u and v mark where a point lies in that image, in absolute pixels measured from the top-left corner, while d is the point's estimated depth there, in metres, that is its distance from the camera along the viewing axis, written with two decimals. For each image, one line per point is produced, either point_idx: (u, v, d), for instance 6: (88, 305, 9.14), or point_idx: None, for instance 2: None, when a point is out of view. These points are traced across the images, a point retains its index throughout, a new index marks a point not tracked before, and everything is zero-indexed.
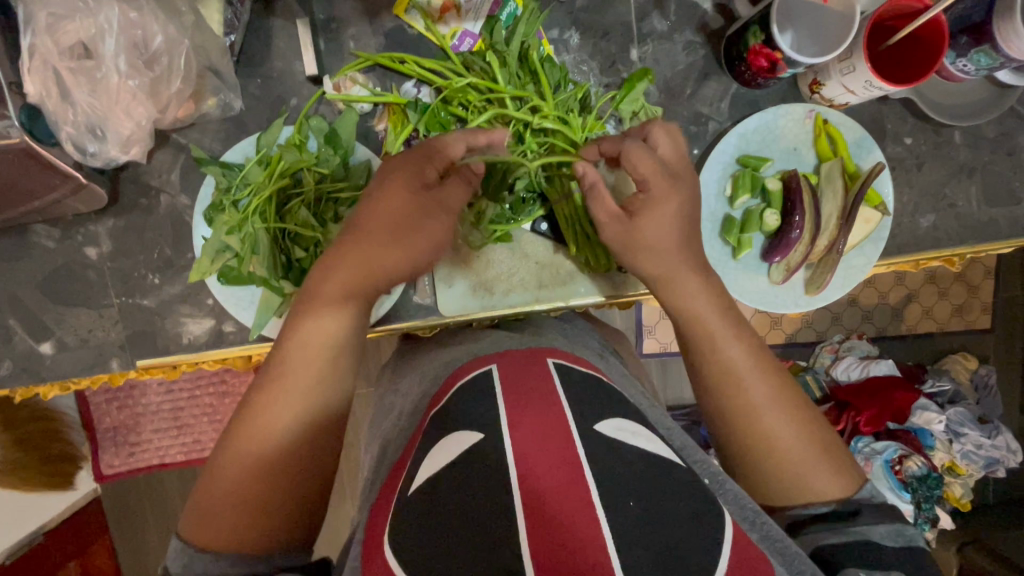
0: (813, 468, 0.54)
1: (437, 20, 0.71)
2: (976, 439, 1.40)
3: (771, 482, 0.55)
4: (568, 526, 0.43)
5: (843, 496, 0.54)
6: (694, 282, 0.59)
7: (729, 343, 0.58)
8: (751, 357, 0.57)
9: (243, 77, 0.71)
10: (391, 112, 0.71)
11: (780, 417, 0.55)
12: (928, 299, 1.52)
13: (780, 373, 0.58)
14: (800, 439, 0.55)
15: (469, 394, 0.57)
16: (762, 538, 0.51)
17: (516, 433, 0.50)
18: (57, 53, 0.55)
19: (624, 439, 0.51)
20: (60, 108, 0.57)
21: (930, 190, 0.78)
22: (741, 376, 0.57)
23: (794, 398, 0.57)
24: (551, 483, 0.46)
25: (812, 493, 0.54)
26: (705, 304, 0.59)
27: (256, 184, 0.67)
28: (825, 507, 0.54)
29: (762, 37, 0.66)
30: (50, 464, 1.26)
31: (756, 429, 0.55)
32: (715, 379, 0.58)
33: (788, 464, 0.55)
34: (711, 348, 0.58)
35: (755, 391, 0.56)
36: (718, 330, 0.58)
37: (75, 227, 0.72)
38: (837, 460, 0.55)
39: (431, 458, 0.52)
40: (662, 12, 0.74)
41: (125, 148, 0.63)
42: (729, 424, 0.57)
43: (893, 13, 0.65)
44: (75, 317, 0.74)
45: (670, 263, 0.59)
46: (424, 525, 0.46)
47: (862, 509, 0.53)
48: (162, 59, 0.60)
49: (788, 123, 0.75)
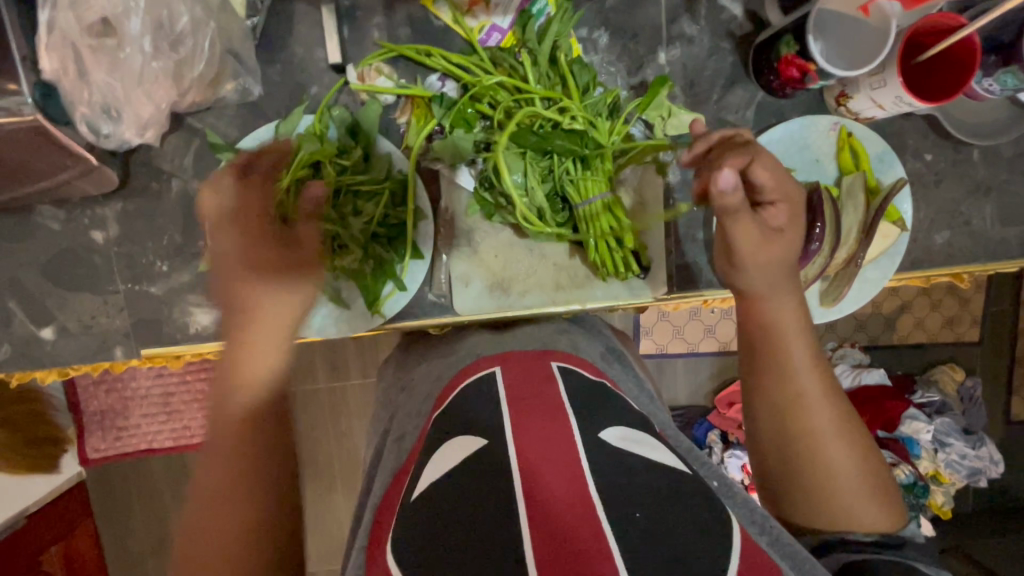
0: (861, 497, 0.52)
1: (466, 12, 0.68)
2: (961, 449, 1.45)
3: (813, 509, 0.54)
4: (572, 528, 0.42)
5: (889, 530, 0.52)
6: (780, 299, 0.57)
7: (799, 365, 0.56)
8: (823, 383, 0.55)
9: (263, 62, 0.69)
10: (414, 105, 0.70)
11: (837, 445, 0.53)
12: (919, 311, 1.54)
13: (843, 398, 0.56)
14: (853, 466, 0.53)
15: (488, 390, 0.57)
16: (771, 543, 0.50)
17: (520, 441, 0.49)
18: (79, 30, 0.53)
19: (630, 449, 0.50)
20: (76, 87, 0.55)
21: (946, 207, 0.79)
22: (807, 401, 0.55)
23: (854, 429, 0.55)
24: (557, 490, 0.45)
25: (857, 522, 0.52)
26: (788, 320, 0.57)
27: (274, 173, 0.66)
28: (870, 537, 0.52)
29: (796, 48, 0.66)
30: (36, 447, 1.22)
31: (813, 454, 0.53)
32: (782, 400, 0.55)
33: (837, 495, 0.53)
34: (786, 369, 0.56)
35: (819, 414, 0.54)
36: (794, 353, 0.56)
37: (81, 209, 0.70)
38: (884, 492, 0.54)
39: (440, 457, 0.51)
40: (693, 16, 0.73)
41: (141, 131, 0.61)
42: (788, 442, 0.55)
43: (926, 29, 0.64)
44: (79, 302, 0.71)
45: (768, 281, 0.57)
46: (448, 516, 0.45)
47: (907, 544, 0.51)
48: (187, 41, 0.58)
49: (814, 135, 0.74)
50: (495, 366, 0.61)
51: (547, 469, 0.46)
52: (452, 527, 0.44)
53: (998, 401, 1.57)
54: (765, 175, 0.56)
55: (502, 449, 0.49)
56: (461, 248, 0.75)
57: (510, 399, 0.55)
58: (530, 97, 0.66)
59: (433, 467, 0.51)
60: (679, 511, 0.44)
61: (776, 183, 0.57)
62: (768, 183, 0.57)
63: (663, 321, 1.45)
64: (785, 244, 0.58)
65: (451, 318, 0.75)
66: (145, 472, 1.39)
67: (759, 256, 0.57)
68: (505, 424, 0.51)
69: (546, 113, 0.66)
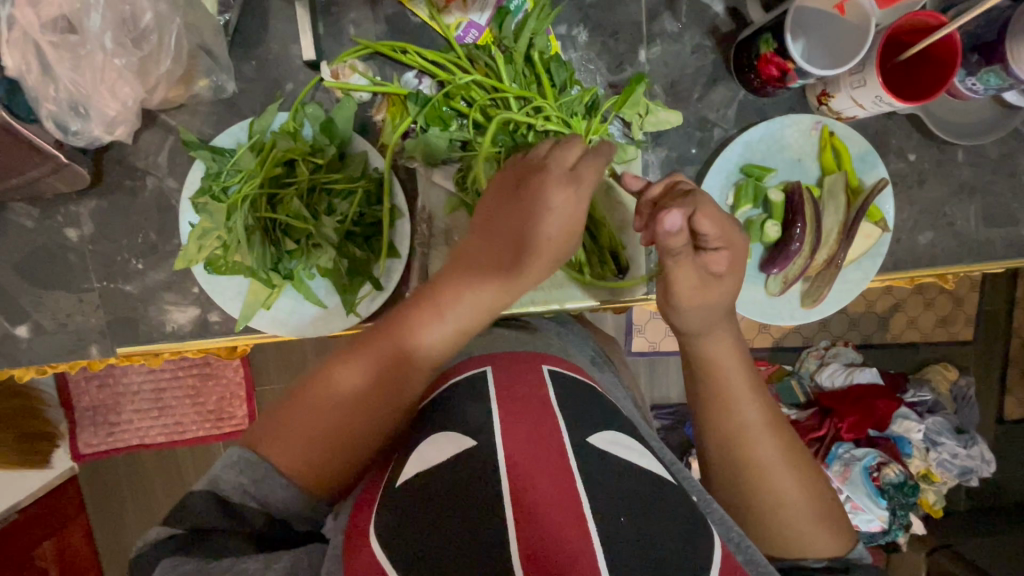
0: (810, 525, 0.52)
1: (442, 9, 0.67)
2: (953, 448, 1.44)
3: (764, 538, 0.53)
4: (560, 536, 0.41)
5: (839, 553, 0.52)
6: (720, 334, 0.57)
7: (741, 399, 0.56)
8: (764, 413, 0.55)
9: (238, 58, 0.68)
10: (390, 102, 0.69)
11: (782, 475, 0.53)
12: (912, 310, 1.53)
13: (787, 427, 0.56)
14: (802, 495, 0.53)
15: (459, 392, 0.56)
16: (746, 562, 0.48)
17: (509, 441, 0.48)
18: (39, 26, 0.52)
19: (615, 452, 0.49)
20: (41, 83, 0.54)
21: (930, 208, 0.78)
22: (750, 431, 0.54)
23: (800, 456, 0.55)
24: (543, 491, 0.44)
25: (808, 550, 0.52)
26: (727, 354, 0.57)
27: (247, 171, 0.65)
28: (821, 563, 0.52)
29: (774, 46, 0.65)
30: (27, 442, 1.22)
31: (760, 485, 0.53)
32: (725, 434, 0.55)
33: (786, 524, 0.52)
34: (728, 401, 0.56)
35: (763, 444, 0.54)
36: (735, 385, 0.56)
37: (56, 206, 0.69)
38: (834, 516, 0.53)
39: (420, 453, 0.51)
40: (673, 13, 0.72)
41: (110, 129, 0.60)
42: (735, 475, 0.54)
43: (906, 28, 0.63)
44: (54, 300, 0.71)
45: (707, 320, 0.57)
46: (412, 518, 0.44)
47: (853, 568, 0.51)
48: (151, 37, 0.57)
49: (794, 133, 0.74)
50: (484, 365, 0.59)
51: (535, 471, 0.46)
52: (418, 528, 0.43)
53: (990, 401, 1.57)
54: (708, 222, 0.53)
55: (493, 450, 0.48)
56: (438, 246, 0.73)
57: (500, 397, 0.54)
58: (505, 96, 0.65)
59: (416, 459, 0.50)
60: (641, 517, 0.44)
61: (720, 231, 0.54)
62: (711, 231, 0.54)
63: (654, 319, 1.45)
64: (722, 290, 0.56)
65: None
66: (134, 468, 1.39)
67: (695, 305, 0.56)
68: (494, 424, 0.50)
69: (516, 112, 0.64)
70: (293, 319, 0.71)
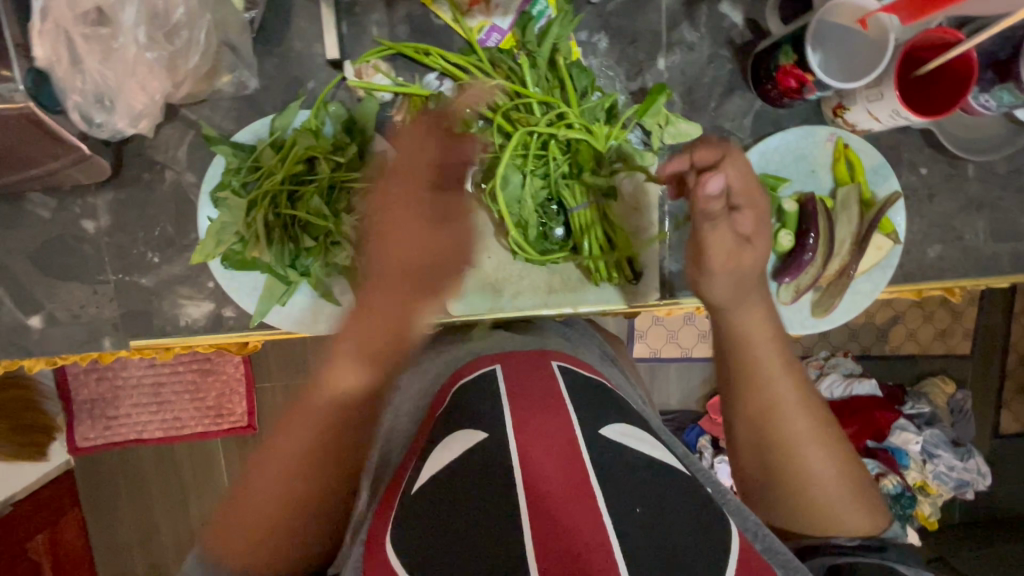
0: (843, 501, 0.53)
1: (465, 12, 0.68)
2: (949, 461, 1.45)
3: (795, 516, 0.54)
4: (573, 531, 0.41)
5: (870, 531, 0.53)
6: (751, 305, 0.57)
7: (775, 378, 0.56)
8: (798, 391, 0.56)
9: (260, 55, 0.68)
10: (411, 103, 0.70)
11: (816, 453, 0.54)
12: (912, 322, 1.54)
13: (821, 407, 0.57)
14: (836, 473, 0.53)
15: (476, 389, 0.57)
16: (764, 550, 0.49)
17: (521, 435, 0.49)
18: (73, 18, 0.52)
19: (629, 444, 0.50)
20: (70, 75, 0.54)
21: (940, 222, 0.79)
22: (783, 409, 0.55)
23: (831, 431, 0.55)
24: (556, 486, 0.44)
25: (840, 526, 0.53)
26: (760, 329, 0.57)
27: (268, 168, 0.66)
28: (851, 540, 0.52)
29: (794, 58, 0.66)
30: (25, 434, 1.20)
31: (792, 463, 0.53)
32: (758, 411, 0.55)
33: (818, 502, 0.53)
34: (757, 374, 0.56)
35: (796, 421, 0.54)
36: (766, 358, 0.56)
37: (73, 198, 0.69)
38: (862, 493, 0.54)
39: (436, 455, 0.51)
40: (693, 22, 0.73)
41: (134, 122, 0.60)
42: (767, 453, 0.55)
43: (924, 45, 0.64)
44: (68, 291, 0.71)
45: (736, 291, 0.57)
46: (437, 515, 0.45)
47: (889, 546, 0.51)
48: (182, 32, 0.57)
49: (809, 144, 0.74)
50: (494, 364, 0.60)
51: (548, 466, 0.46)
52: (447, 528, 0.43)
53: (987, 414, 1.58)
54: (736, 174, 0.55)
55: (505, 446, 0.48)
56: None
57: (511, 395, 0.54)
58: (528, 101, 0.67)
59: (431, 464, 0.50)
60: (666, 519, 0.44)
61: (747, 185, 0.56)
62: (737, 183, 0.56)
63: (657, 326, 1.45)
64: (754, 254, 0.56)
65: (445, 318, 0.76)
66: (132, 463, 1.39)
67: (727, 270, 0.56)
68: (505, 418, 0.51)
69: (542, 119, 0.67)
70: (309, 315, 0.72)
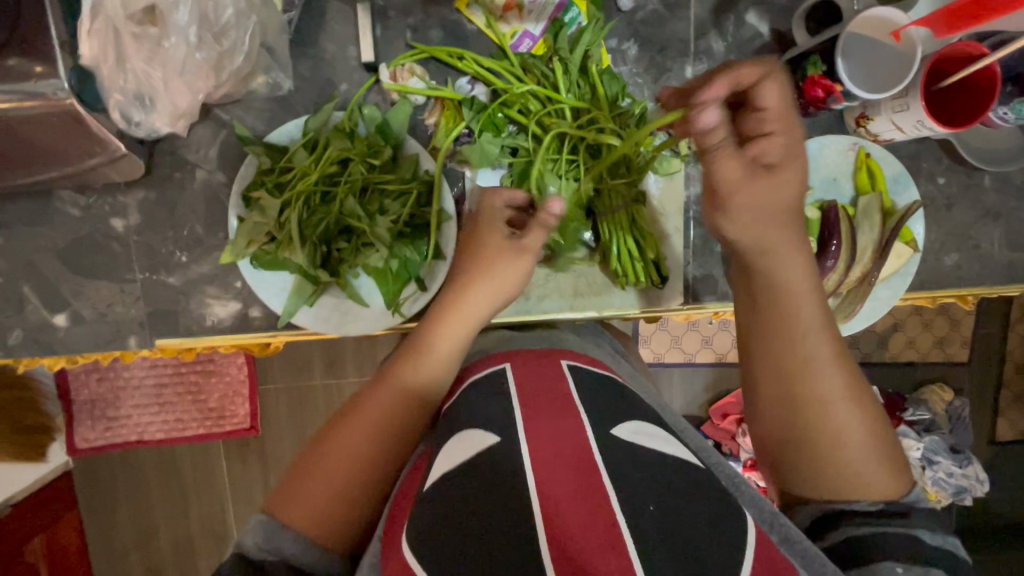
0: (865, 466, 0.50)
1: (499, 18, 0.69)
2: (948, 467, 1.46)
3: (811, 476, 0.51)
4: (587, 531, 0.41)
5: (892, 497, 0.50)
6: (789, 254, 0.51)
7: (810, 333, 0.51)
8: (834, 349, 0.51)
9: (294, 57, 0.69)
10: (444, 107, 0.70)
11: (842, 413, 0.50)
12: (912, 330, 1.57)
13: (857, 367, 0.52)
14: (860, 434, 0.50)
15: (491, 386, 0.58)
16: (781, 541, 0.49)
17: (531, 435, 0.50)
18: (125, 17, 0.52)
19: (642, 442, 0.50)
20: (114, 74, 0.54)
21: (956, 231, 0.81)
22: (816, 368, 0.51)
23: (862, 393, 0.51)
24: (568, 489, 0.44)
25: (860, 491, 0.50)
26: (800, 280, 0.51)
27: (300, 168, 0.65)
28: (874, 506, 0.49)
29: (822, 68, 0.67)
30: (23, 435, 1.19)
31: (815, 423, 0.50)
32: (786, 367, 0.51)
33: (839, 464, 0.50)
34: (791, 333, 0.51)
35: (827, 381, 0.50)
36: (803, 314, 0.51)
37: (102, 196, 0.69)
38: (890, 458, 0.51)
39: (450, 451, 0.51)
40: (720, 32, 0.74)
41: (173, 121, 0.60)
42: (790, 411, 0.51)
43: (948, 57, 0.66)
44: (94, 290, 0.71)
45: (774, 237, 0.50)
46: (463, 508, 0.45)
47: (912, 512, 0.49)
48: (230, 33, 0.58)
49: (831, 153, 0.76)
50: (503, 363, 0.62)
51: (560, 465, 0.46)
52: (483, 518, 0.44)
53: (985, 422, 1.60)
54: (774, 93, 0.49)
55: (517, 447, 0.49)
56: None
57: (520, 394, 0.55)
58: (559, 107, 0.68)
59: (445, 462, 0.51)
60: (711, 518, 0.44)
61: (780, 114, 0.50)
62: (770, 108, 0.50)
63: (662, 330, 1.47)
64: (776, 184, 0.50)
65: None
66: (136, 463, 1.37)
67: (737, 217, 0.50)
68: (515, 416, 0.52)
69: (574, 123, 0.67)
70: (336, 316, 0.71)
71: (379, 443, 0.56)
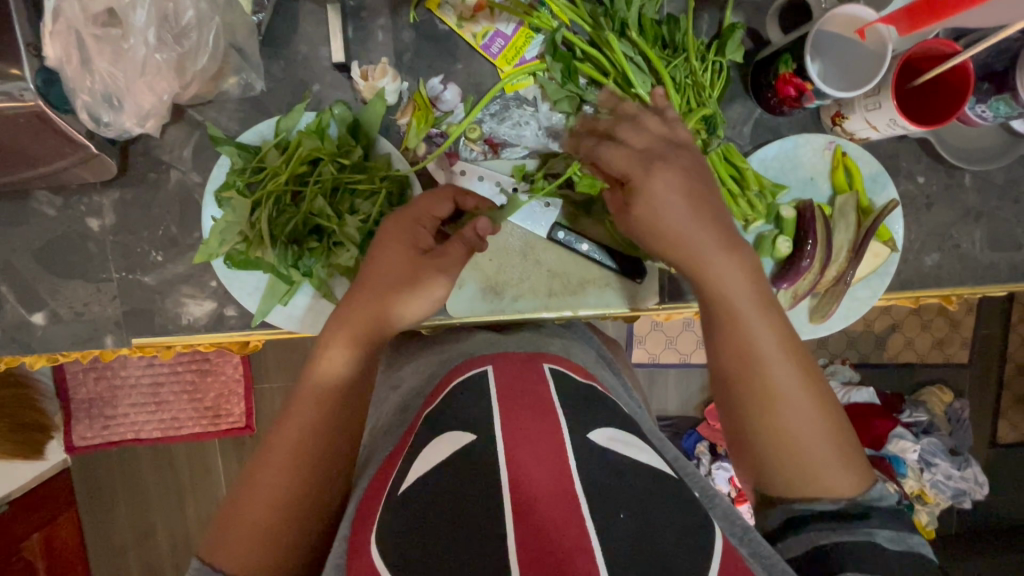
0: (820, 460, 0.51)
1: (470, 18, 0.71)
2: (946, 469, 1.45)
3: (775, 472, 0.52)
4: (558, 535, 0.41)
5: (852, 496, 0.51)
6: (729, 260, 0.54)
7: (756, 325, 0.53)
8: (779, 340, 0.53)
9: (267, 58, 0.69)
10: (415, 107, 0.71)
11: (796, 405, 0.51)
12: (910, 330, 1.55)
13: (806, 356, 0.53)
14: (811, 428, 0.51)
15: (473, 388, 0.57)
16: (751, 554, 0.48)
17: (509, 437, 0.49)
18: (85, 20, 0.54)
19: (617, 447, 0.50)
20: (79, 75, 0.55)
21: (937, 230, 0.80)
22: (761, 359, 0.52)
23: (817, 389, 0.52)
24: (541, 493, 0.44)
25: (820, 489, 0.51)
26: (742, 286, 0.54)
27: (272, 168, 0.66)
28: (832, 505, 0.50)
29: (793, 67, 0.67)
30: (22, 433, 1.20)
31: (767, 414, 0.52)
32: (734, 357, 0.53)
33: (796, 461, 0.51)
34: (738, 327, 0.53)
35: (780, 372, 0.52)
36: (747, 312, 0.53)
37: (79, 196, 0.70)
38: (844, 452, 0.51)
39: (428, 452, 0.50)
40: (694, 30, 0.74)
41: (141, 121, 0.61)
42: (746, 403, 0.53)
43: (921, 55, 0.65)
44: (71, 289, 0.71)
45: (709, 249, 0.54)
46: (418, 507, 0.45)
47: (871, 512, 0.50)
48: (191, 34, 0.58)
49: (808, 152, 0.75)
50: (485, 365, 0.61)
51: (537, 464, 0.46)
52: (442, 516, 0.44)
53: (984, 424, 1.58)
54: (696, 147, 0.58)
55: (492, 449, 0.48)
56: None
57: (501, 395, 0.54)
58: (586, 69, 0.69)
59: (421, 461, 0.50)
60: (665, 521, 0.43)
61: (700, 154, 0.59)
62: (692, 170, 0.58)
63: (655, 331, 1.46)
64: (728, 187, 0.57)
65: (443, 319, 0.76)
66: (128, 464, 1.37)
67: (647, 224, 0.56)
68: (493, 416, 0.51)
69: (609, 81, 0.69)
70: (311, 315, 0.72)
71: (304, 469, 0.52)
